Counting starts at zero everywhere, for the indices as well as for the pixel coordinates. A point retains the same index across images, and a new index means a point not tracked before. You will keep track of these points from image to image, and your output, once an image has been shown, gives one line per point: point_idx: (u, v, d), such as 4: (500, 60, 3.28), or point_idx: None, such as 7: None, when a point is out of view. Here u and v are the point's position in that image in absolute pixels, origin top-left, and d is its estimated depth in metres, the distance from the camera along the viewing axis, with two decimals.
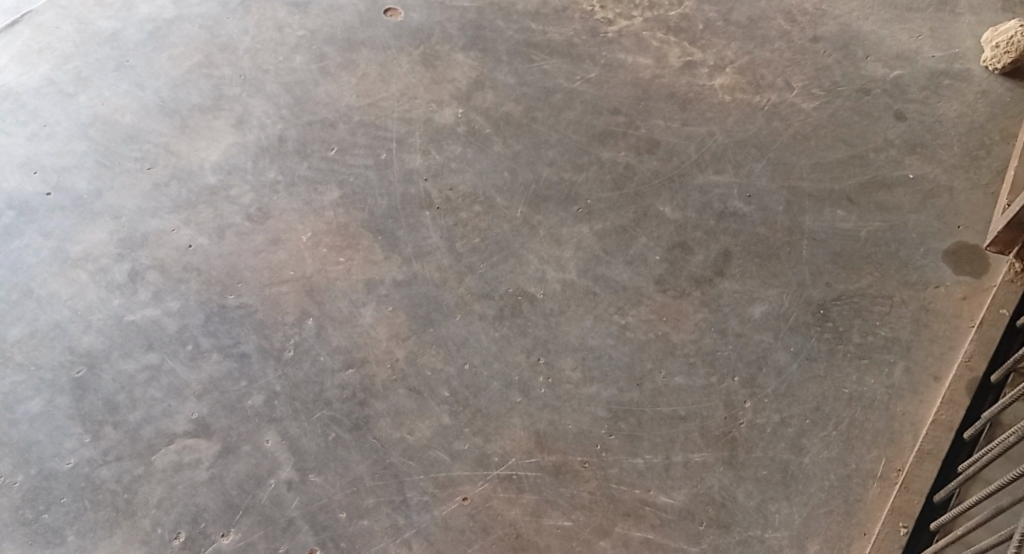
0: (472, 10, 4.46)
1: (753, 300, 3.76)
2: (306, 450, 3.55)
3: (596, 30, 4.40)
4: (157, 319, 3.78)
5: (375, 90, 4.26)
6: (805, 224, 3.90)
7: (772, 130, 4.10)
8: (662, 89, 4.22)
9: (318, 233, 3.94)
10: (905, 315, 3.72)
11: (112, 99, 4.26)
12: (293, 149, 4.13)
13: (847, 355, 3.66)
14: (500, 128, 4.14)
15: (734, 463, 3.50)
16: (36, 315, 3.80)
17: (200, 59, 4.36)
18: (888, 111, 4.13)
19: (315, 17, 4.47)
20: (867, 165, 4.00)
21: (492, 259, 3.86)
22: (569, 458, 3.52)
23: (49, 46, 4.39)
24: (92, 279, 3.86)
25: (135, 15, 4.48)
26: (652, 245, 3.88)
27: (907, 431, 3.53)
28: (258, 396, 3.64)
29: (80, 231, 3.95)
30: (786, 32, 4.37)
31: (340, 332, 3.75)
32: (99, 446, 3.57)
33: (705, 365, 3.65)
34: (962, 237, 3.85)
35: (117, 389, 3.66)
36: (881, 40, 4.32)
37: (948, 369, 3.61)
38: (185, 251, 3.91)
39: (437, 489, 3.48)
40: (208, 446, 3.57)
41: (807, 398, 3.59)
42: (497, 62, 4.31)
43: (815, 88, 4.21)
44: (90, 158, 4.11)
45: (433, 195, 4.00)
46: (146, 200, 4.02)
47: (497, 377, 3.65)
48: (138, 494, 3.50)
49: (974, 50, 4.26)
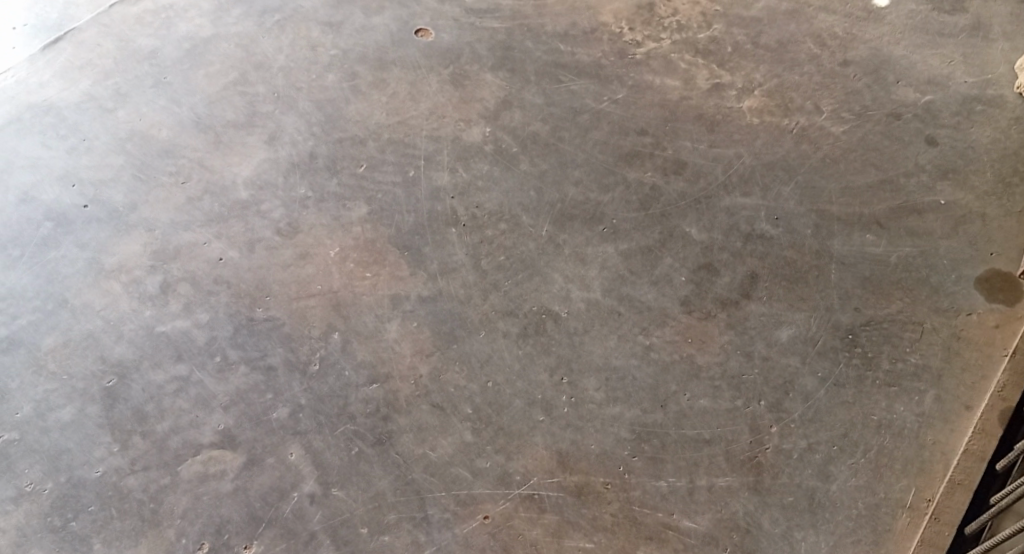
0: (501, 31, 4.50)
1: (780, 323, 3.73)
2: (329, 464, 3.57)
3: (625, 51, 4.42)
4: (187, 331, 3.84)
5: (405, 109, 4.31)
6: (834, 248, 3.86)
7: (801, 154, 4.08)
8: (690, 111, 4.22)
9: (345, 248, 3.98)
10: (936, 342, 3.66)
11: (149, 115, 4.35)
12: (323, 165, 4.18)
13: (876, 382, 3.60)
14: (528, 148, 4.17)
15: (760, 489, 3.46)
16: (70, 324, 3.87)
17: (235, 77, 4.45)
18: (919, 136, 4.09)
19: (347, 36, 4.54)
20: (897, 190, 3.97)
21: (517, 277, 3.88)
22: (591, 479, 3.50)
23: (90, 62, 4.50)
24: (125, 290, 3.93)
25: (173, 33, 4.58)
26: (678, 267, 3.86)
27: (938, 461, 3.46)
28: (283, 409, 3.68)
29: (115, 243, 4.03)
30: (815, 56, 4.36)
31: (365, 347, 3.78)
32: (127, 455, 3.62)
33: (730, 388, 3.62)
34: (995, 264, 3.79)
35: (146, 399, 3.72)
36: (912, 64, 4.29)
37: (980, 398, 3.55)
38: (215, 264, 3.97)
39: (458, 506, 3.48)
40: (234, 458, 3.60)
41: (835, 425, 3.54)
42: (526, 83, 4.34)
43: (845, 111, 4.18)
44: (126, 171, 4.20)
45: (460, 213, 4.03)
46: (179, 213, 4.09)
47: (520, 395, 3.65)
48: (164, 503, 3.53)
49: (1007, 76, 4.22)
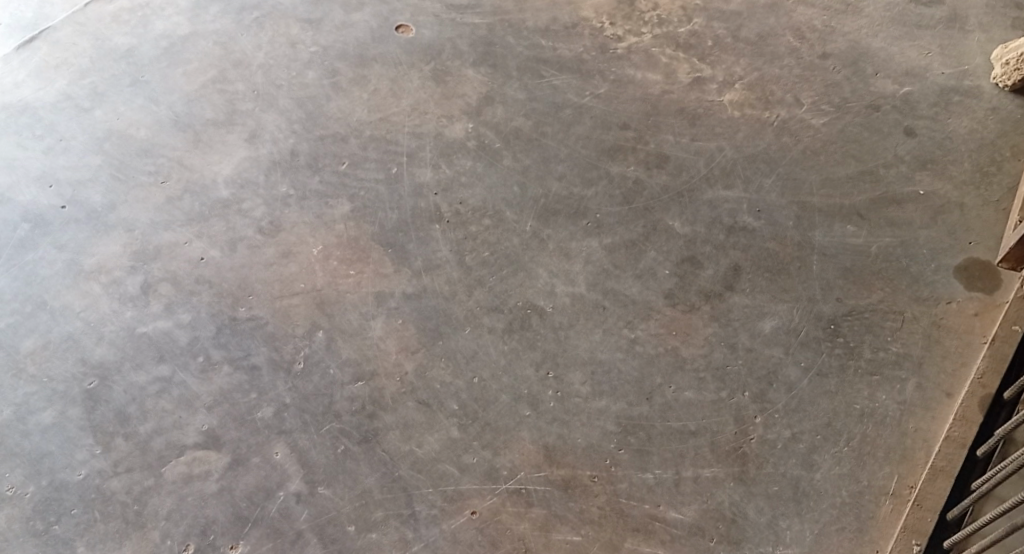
0: (483, 26, 4.50)
1: (763, 314, 3.76)
2: (315, 463, 3.56)
3: (606, 46, 4.43)
4: (169, 331, 3.81)
5: (386, 105, 4.30)
6: (815, 240, 3.90)
7: (782, 146, 4.11)
8: (672, 105, 4.24)
9: (328, 246, 3.97)
10: (916, 331, 3.71)
11: (127, 113, 4.31)
12: (305, 163, 4.16)
13: (858, 371, 3.64)
14: (510, 143, 4.17)
15: (745, 479, 3.48)
16: (49, 327, 3.83)
17: (214, 74, 4.41)
18: (898, 127, 4.13)
19: (328, 33, 4.52)
20: (877, 181, 4.01)
21: (502, 273, 3.88)
22: (578, 473, 3.52)
23: (66, 61, 4.44)
24: (105, 291, 3.90)
25: (151, 31, 4.54)
26: (662, 260, 3.88)
27: (919, 448, 3.51)
28: (268, 409, 3.66)
29: (94, 244, 3.99)
30: (795, 49, 4.39)
31: (350, 345, 3.77)
32: (109, 457, 3.59)
33: (714, 380, 3.65)
34: (974, 253, 3.84)
35: (129, 401, 3.69)
36: (890, 56, 4.33)
37: (960, 386, 3.60)
38: (197, 264, 3.94)
39: (445, 503, 3.48)
40: (219, 458, 3.58)
41: (818, 414, 3.58)
42: (507, 78, 4.34)
43: (824, 103, 4.22)
44: (104, 171, 4.15)
45: (443, 209, 4.03)
46: (159, 213, 4.06)
47: (506, 391, 3.66)
48: (148, 505, 3.51)
49: (984, 67, 4.27)
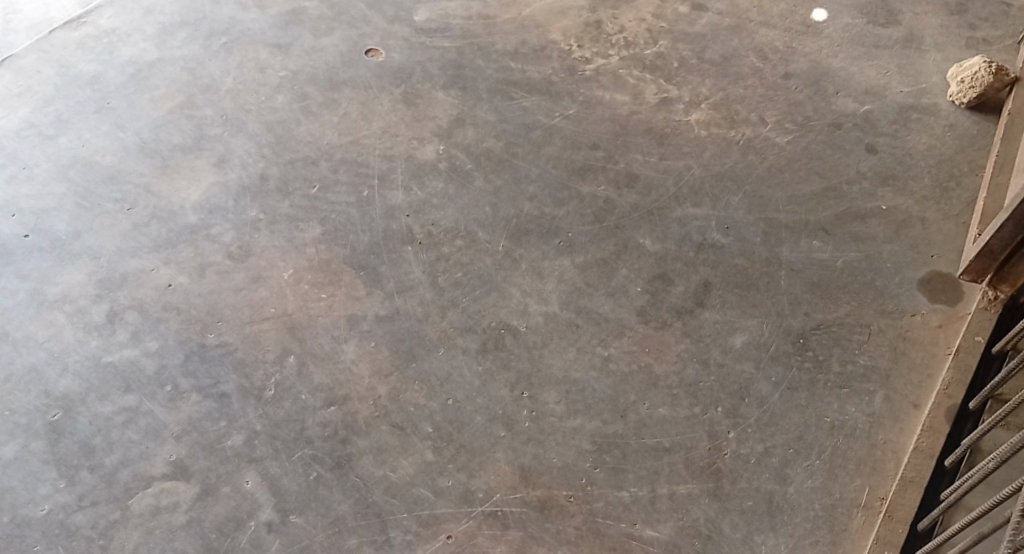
0: (452, 50, 4.56)
1: (734, 331, 3.80)
2: (287, 490, 3.51)
3: (574, 68, 4.50)
4: (136, 360, 3.75)
5: (357, 128, 4.31)
6: (782, 255, 3.96)
7: (748, 164, 4.19)
8: (640, 125, 4.31)
9: (299, 269, 3.95)
10: (883, 343, 3.77)
11: (92, 140, 4.27)
12: (275, 187, 4.15)
13: (828, 385, 3.69)
14: (481, 164, 4.20)
15: (719, 494, 3.50)
16: (11, 358, 3.75)
17: (182, 100, 4.40)
18: (860, 145, 4.24)
19: (297, 58, 4.54)
20: (840, 198, 4.09)
21: (475, 293, 3.89)
22: (554, 493, 3.50)
23: (29, 89, 4.40)
24: (70, 320, 3.83)
25: (117, 58, 4.52)
26: (633, 278, 3.92)
27: (889, 460, 3.55)
28: (239, 436, 3.61)
29: (58, 273, 3.93)
30: (758, 70, 4.50)
31: (321, 369, 3.73)
32: (74, 490, 3.50)
33: (688, 396, 3.67)
34: (936, 266, 3.93)
35: (94, 432, 3.61)
36: (850, 76, 4.46)
37: (927, 397, 3.66)
38: (165, 291, 3.90)
39: (421, 527, 3.44)
40: (187, 488, 3.51)
41: (790, 428, 3.61)
42: (478, 100, 4.39)
43: (788, 122, 4.32)
44: (69, 199, 4.10)
45: (415, 231, 4.03)
46: (125, 240, 4.01)
47: (481, 411, 3.65)
48: (114, 539, 3.43)
49: (940, 85, 4.41)
